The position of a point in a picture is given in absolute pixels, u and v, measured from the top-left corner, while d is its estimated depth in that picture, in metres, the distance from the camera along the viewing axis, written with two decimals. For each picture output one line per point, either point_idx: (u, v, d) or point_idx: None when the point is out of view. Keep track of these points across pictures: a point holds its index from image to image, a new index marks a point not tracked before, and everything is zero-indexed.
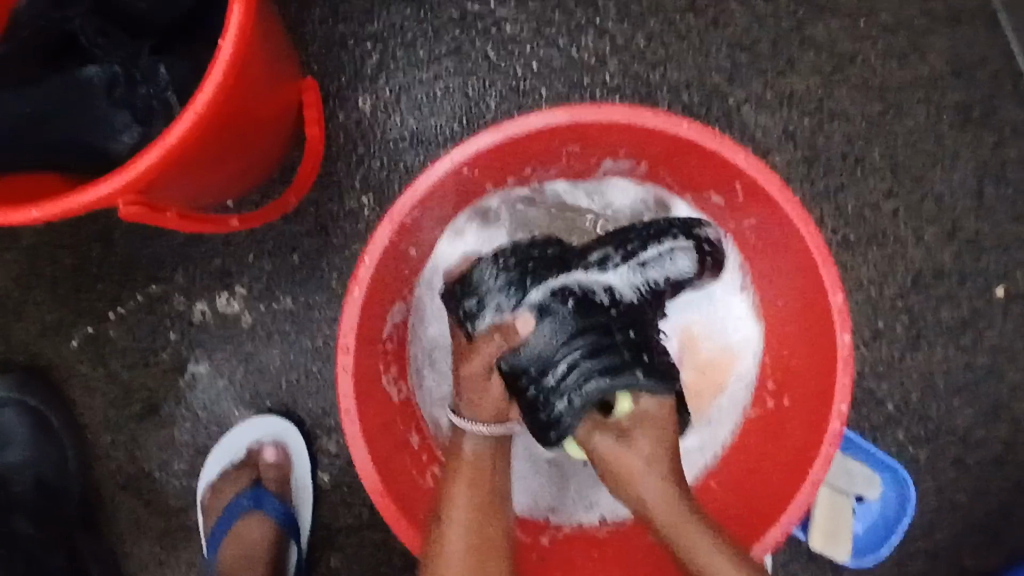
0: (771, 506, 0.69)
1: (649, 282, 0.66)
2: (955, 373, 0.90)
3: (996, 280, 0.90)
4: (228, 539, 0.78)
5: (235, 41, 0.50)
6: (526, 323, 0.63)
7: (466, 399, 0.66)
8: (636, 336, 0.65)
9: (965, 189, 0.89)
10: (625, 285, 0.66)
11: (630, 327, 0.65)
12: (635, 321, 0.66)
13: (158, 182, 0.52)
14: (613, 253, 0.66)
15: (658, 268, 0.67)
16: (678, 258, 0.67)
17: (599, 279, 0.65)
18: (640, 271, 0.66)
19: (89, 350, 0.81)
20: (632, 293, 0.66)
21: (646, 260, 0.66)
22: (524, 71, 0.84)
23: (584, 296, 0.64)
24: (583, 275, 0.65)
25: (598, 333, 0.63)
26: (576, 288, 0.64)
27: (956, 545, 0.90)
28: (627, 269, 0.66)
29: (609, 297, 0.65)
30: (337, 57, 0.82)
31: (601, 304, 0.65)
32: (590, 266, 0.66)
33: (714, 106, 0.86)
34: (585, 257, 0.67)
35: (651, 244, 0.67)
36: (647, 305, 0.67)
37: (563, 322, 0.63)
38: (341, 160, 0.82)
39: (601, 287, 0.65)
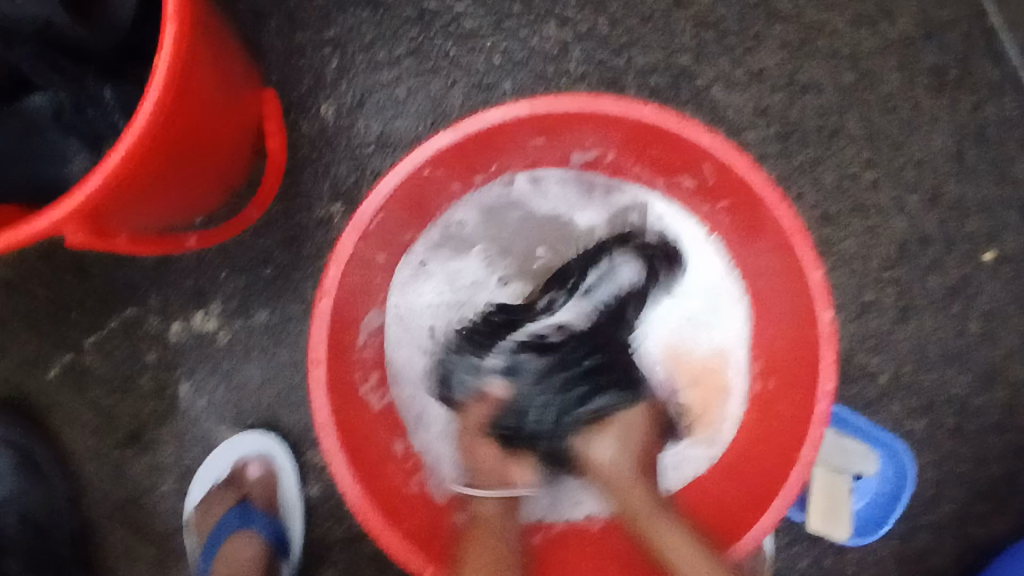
0: (762, 490, 0.67)
1: (596, 305, 0.77)
2: (948, 341, 0.88)
3: (983, 244, 0.88)
4: (217, 560, 0.77)
5: (170, 58, 0.49)
6: (498, 386, 0.73)
7: (467, 466, 0.73)
8: (596, 360, 0.73)
9: (944, 155, 0.88)
10: (576, 318, 0.76)
11: (586, 356, 0.73)
12: (592, 346, 0.74)
13: (107, 209, 0.52)
14: (559, 294, 0.77)
15: (606, 284, 0.77)
16: (620, 271, 0.78)
17: (552, 321, 0.76)
18: (585, 299, 0.77)
19: (67, 379, 0.80)
20: (584, 322, 0.76)
21: (588, 286, 0.77)
22: (486, 65, 0.82)
23: (537, 342, 0.75)
24: (539, 325, 0.76)
25: (560, 370, 0.73)
26: (528, 337, 0.75)
27: (960, 516, 0.88)
28: (574, 303, 0.76)
29: (564, 333, 0.75)
30: (295, 67, 0.81)
31: (556, 342, 0.75)
32: (540, 313, 0.77)
33: (682, 88, 0.84)
34: (533, 305, 0.78)
35: (590, 271, 0.77)
36: (597, 329, 0.76)
37: (531, 374, 0.73)
38: (307, 170, 0.81)
39: (553, 328, 0.76)
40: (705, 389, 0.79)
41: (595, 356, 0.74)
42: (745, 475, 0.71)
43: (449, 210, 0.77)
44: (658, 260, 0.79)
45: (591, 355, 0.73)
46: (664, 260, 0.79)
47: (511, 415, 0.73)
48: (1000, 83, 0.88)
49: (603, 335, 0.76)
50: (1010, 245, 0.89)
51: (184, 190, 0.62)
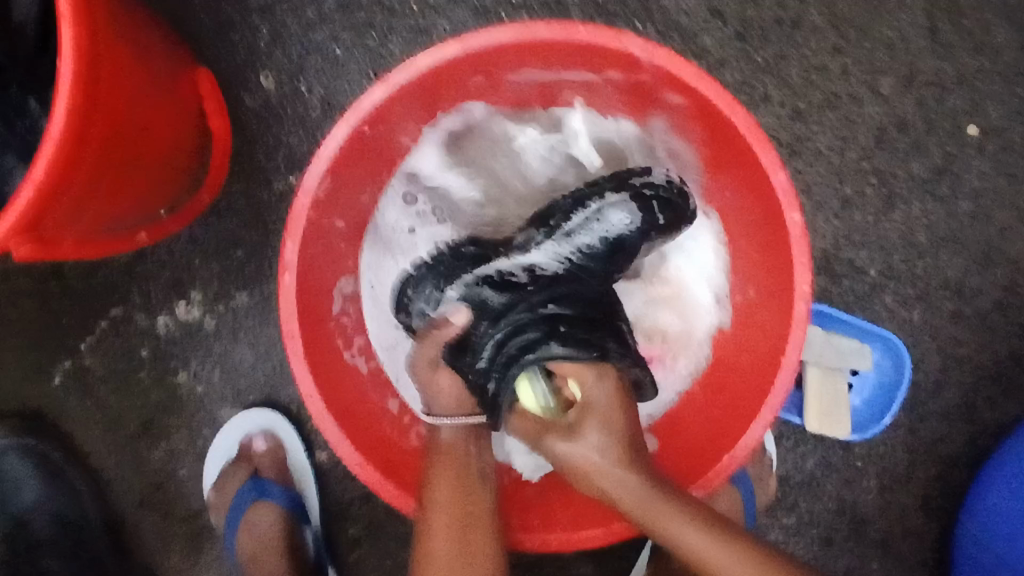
0: (755, 396, 0.67)
1: (577, 251, 0.66)
2: (937, 224, 0.85)
3: (966, 119, 0.85)
4: (241, 532, 0.80)
5: (75, 61, 0.49)
6: (459, 314, 0.67)
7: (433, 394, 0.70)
8: (560, 310, 0.65)
9: (914, 31, 0.84)
10: (549, 261, 0.66)
11: (549, 301, 0.65)
12: (553, 295, 0.65)
13: (48, 220, 0.52)
14: (537, 235, 0.68)
15: (591, 228, 0.66)
16: (608, 215, 0.67)
17: (522, 259, 0.67)
18: (565, 242, 0.66)
19: (70, 383, 0.83)
20: (555, 267, 0.66)
21: (571, 229, 0.67)
22: (420, 9, 0.80)
23: (501, 279, 0.67)
24: (506, 263, 0.67)
25: (518, 311, 0.65)
26: (493, 273, 0.67)
27: (971, 399, 0.86)
28: (551, 243, 0.66)
29: (530, 276, 0.66)
30: (229, 41, 0.79)
31: (519, 284, 0.66)
32: (513, 250, 0.68)
33: (629, 2, 0.81)
34: (510, 243, 0.69)
35: (575, 213, 0.67)
36: (573, 279, 0.66)
37: (489, 310, 0.66)
38: (260, 146, 0.80)
39: (522, 268, 0.67)
40: (679, 314, 0.79)
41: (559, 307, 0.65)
42: (733, 389, 0.72)
43: (412, 158, 0.76)
44: (654, 204, 0.68)
45: (557, 304, 0.65)
46: (666, 203, 0.69)
47: (466, 352, 0.67)
48: None
49: (582, 286, 0.67)
50: (994, 116, 0.85)
51: (131, 188, 0.63)
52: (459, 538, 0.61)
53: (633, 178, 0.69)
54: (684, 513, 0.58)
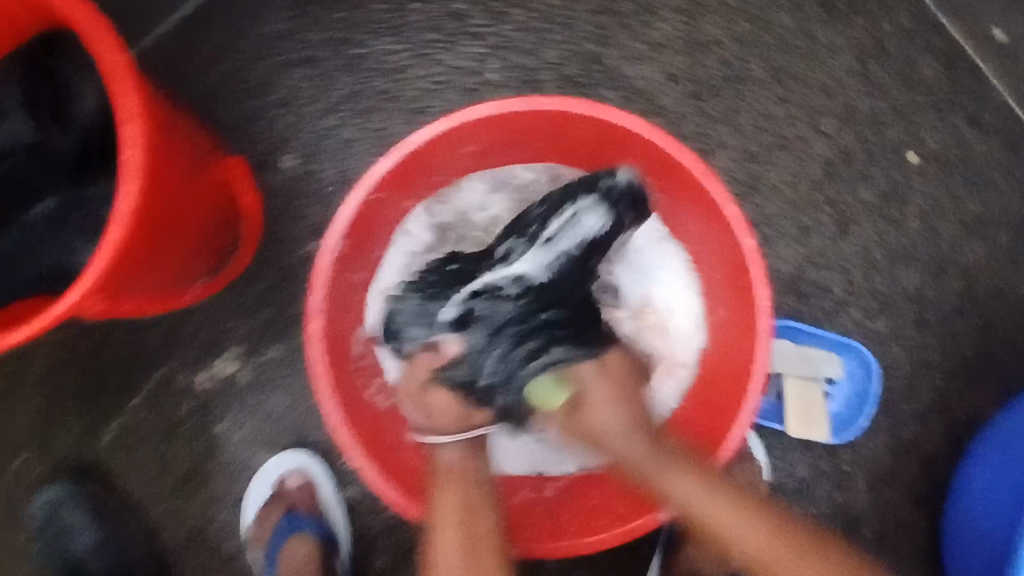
0: (731, 400, 0.77)
1: (559, 257, 0.75)
2: (890, 242, 0.95)
3: (905, 148, 0.95)
4: (280, 564, 0.87)
5: (140, 149, 0.60)
6: (452, 344, 0.75)
7: (430, 410, 0.76)
8: (549, 316, 0.75)
9: (847, 77, 0.95)
10: (534, 270, 0.75)
11: (543, 309, 0.75)
12: (541, 304, 0.75)
13: (113, 283, 0.63)
14: (518, 244, 0.77)
15: (571, 234, 0.75)
16: (585, 220, 0.75)
17: (510, 271, 0.76)
18: (548, 248, 0.75)
19: (121, 439, 0.92)
20: (541, 275, 0.75)
21: (552, 237, 0.76)
22: (417, 92, 0.93)
23: (490, 294, 0.75)
24: (494, 277, 0.76)
25: (513, 325, 0.74)
26: (482, 289, 0.75)
27: (940, 399, 0.94)
28: (534, 253, 0.76)
29: (519, 286, 0.75)
30: (255, 131, 0.92)
31: (510, 297, 0.75)
32: (498, 263, 0.77)
33: (594, 71, 0.94)
34: (495, 255, 0.78)
35: (553, 219, 0.76)
36: (557, 284, 0.76)
37: (484, 326, 0.75)
38: (284, 217, 0.92)
39: (510, 280, 0.75)
40: (666, 339, 0.88)
41: (551, 310, 0.75)
42: (715, 395, 0.81)
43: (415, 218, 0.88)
44: (625, 202, 0.76)
45: (545, 310, 0.75)
46: (635, 199, 0.76)
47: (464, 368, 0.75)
48: None
49: (565, 286, 0.76)
50: (929, 144, 0.95)
51: (179, 255, 0.74)
52: (466, 552, 0.68)
53: (602, 179, 0.76)
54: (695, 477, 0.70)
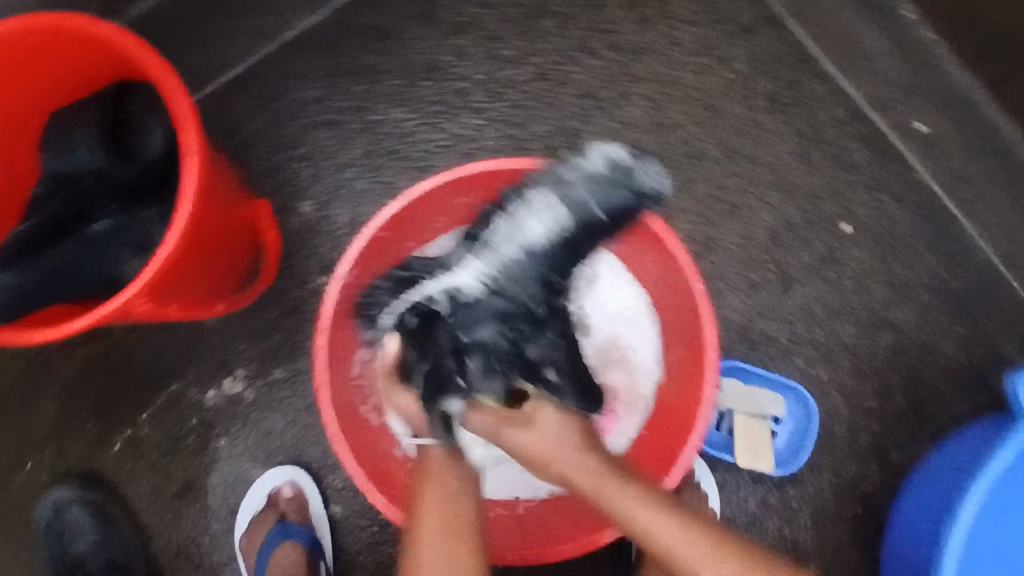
0: (684, 426, 0.87)
1: (495, 264, 0.83)
2: (830, 300, 1.08)
3: (841, 220, 1.10)
4: (269, 568, 0.96)
5: (196, 174, 0.73)
6: (393, 348, 0.89)
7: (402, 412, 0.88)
8: (486, 330, 0.83)
9: (791, 159, 1.12)
10: (471, 281, 0.84)
11: (490, 309, 0.83)
12: (478, 315, 0.83)
13: (160, 287, 0.75)
14: (466, 252, 0.85)
15: (514, 239, 0.82)
16: (532, 217, 0.81)
17: (451, 281, 0.84)
18: (489, 257, 0.83)
19: (130, 449, 1.00)
20: (477, 286, 0.83)
21: (494, 244, 0.83)
22: (423, 153, 1.08)
23: (428, 306, 0.85)
24: (434, 286, 0.85)
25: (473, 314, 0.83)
26: (426, 299, 0.85)
27: (878, 444, 1.05)
28: (475, 262, 0.84)
29: (461, 297, 0.84)
30: (279, 180, 1.07)
31: (444, 308, 0.84)
32: (447, 270, 0.86)
33: (575, 144, 1.10)
34: (448, 264, 0.87)
35: (496, 225, 0.83)
36: (493, 294, 0.83)
37: (430, 333, 0.84)
38: (299, 254, 1.04)
39: (451, 289, 0.84)
40: (627, 374, 1.00)
41: (500, 298, 0.83)
42: (670, 423, 0.92)
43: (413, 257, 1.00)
44: (592, 186, 0.81)
45: (493, 306, 0.83)
46: (598, 180, 0.81)
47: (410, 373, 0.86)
48: (826, 94, 1.13)
49: (503, 292, 0.83)
50: (862, 217, 1.11)
51: (211, 273, 0.86)
52: (448, 545, 0.75)
53: (570, 169, 0.82)
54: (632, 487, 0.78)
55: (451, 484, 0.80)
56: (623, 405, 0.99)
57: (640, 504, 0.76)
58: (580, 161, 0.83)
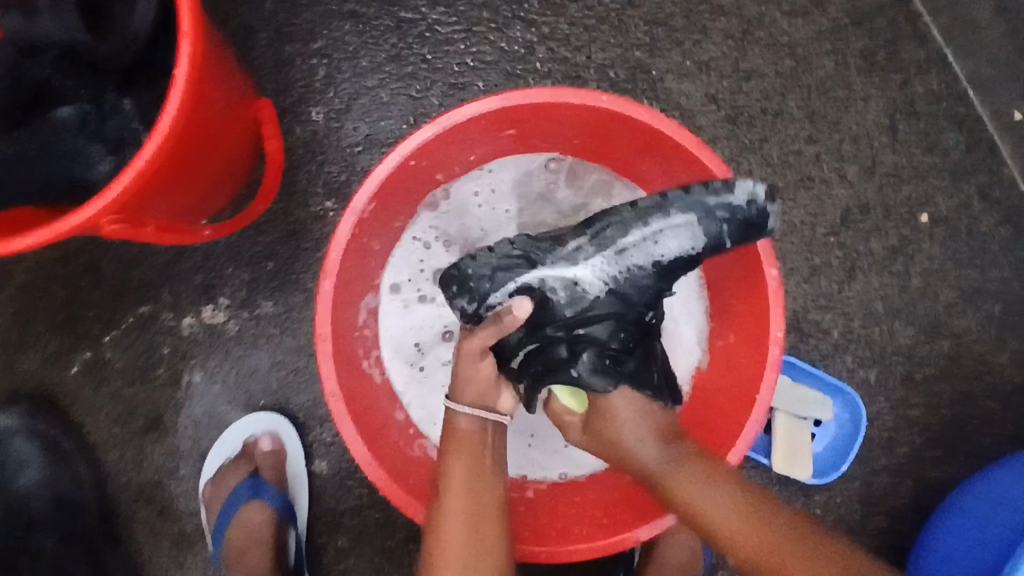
0: (733, 426, 0.77)
1: (624, 270, 0.70)
2: (892, 297, 0.97)
3: (920, 209, 0.98)
4: (231, 528, 0.84)
5: (189, 65, 0.58)
6: (522, 308, 0.71)
7: (467, 391, 0.75)
8: (603, 333, 0.73)
9: (877, 130, 0.98)
10: (595, 279, 0.71)
11: (606, 318, 0.72)
12: (594, 317, 0.72)
13: (134, 204, 0.60)
14: (589, 244, 0.70)
15: (642, 253, 0.70)
16: (664, 240, 0.69)
17: (569, 272, 0.70)
18: (615, 260, 0.70)
19: (89, 373, 0.87)
20: (600, 284, 0.71)
21: (625, 247, 0.70)
22: (460, 67, 0.91)
23: (541, 292, 0.71)
24: (554, 271, 0.70)
25: (614, 318, 0.73)
26: (537, 284, 0.71)
27: (914, 457, 0.97)
28: (601, 261, 0.70)
29: (573, 292, 0.71)
30: (286, 77, 0.89)
31: (559, 300, 0.71)
32: (562, 256, 0.71)
33: (638, 80, 0.94)
34: (559, 245, 0.71)
35: (634, 230, 0.69)
36: (615, 298, 0.72)
37: (562, 322, 0.73)
38: (303, 170, 0.89)
39: (569, 283, 0.71)
40: (665, 346, 0.88)
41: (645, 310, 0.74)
42: (711, 418, 0.82)
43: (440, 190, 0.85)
44: (725, 225, 0.68)
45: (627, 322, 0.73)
46: (741, 223, 0.69)
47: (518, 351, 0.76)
48: (927, 60, 0.98)
49: (625, 297, 0.72)
50: (943, 207, 0.98)
51: (198, 189, 0.71)
52: (472, 530, 0.69)
53: (706, 194, 0.68)
54: (722, 497, 0.69)
55: (479, 454, 0.73)
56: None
57: (729, 515, 0.68)
58: (724, 188, 0.69)
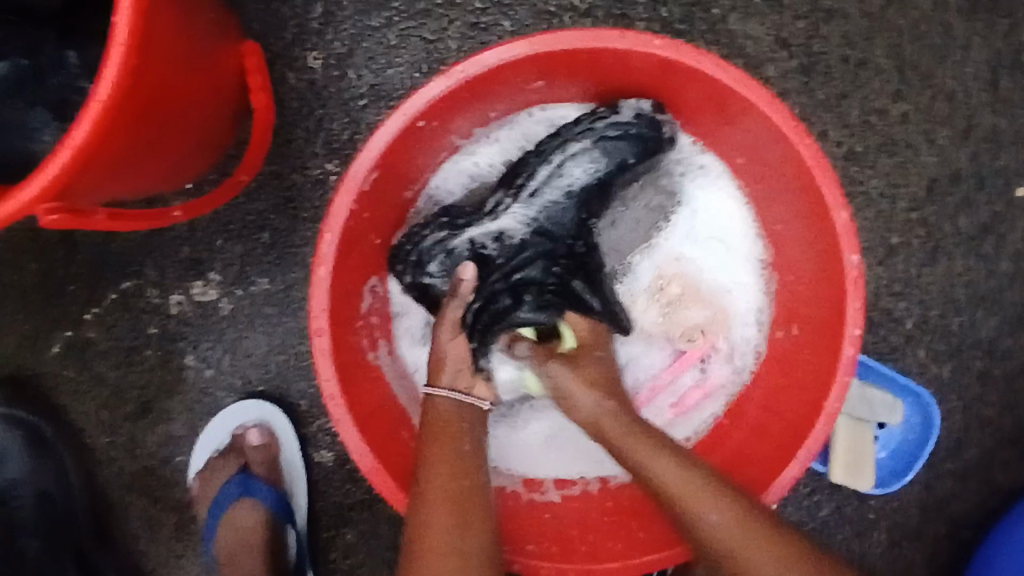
0: (788, 440, 0.65)
1: (544, 210, 0.68)
2: (978, 283, 0.83)
3: (1018, 180, 0.83)
4: (222, 529, 0.78)
5: (131, 12, 0.46)
6: (466, 271, 0.66)
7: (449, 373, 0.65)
8: (538, 271, 0.67)
9: (976, 85, 0.82)
10: (517, 224, 0.68)
11: (536, 257, 0.68)
12: (524, 256, 0.68)
13: (78, 187, 0.50)
14: (505, 196, 0.69)
15: (559, 185, 0.68)
16: (569, 169, 0.68)
17: (492, 227, 0.68)
18: (531, 203, 0.68)
19: (71, 355, 0.79)
20: (523, 229, 0.68)
21: (537, 187, 0.68)
22: (483, 4, 0.77)
23: (474, 254, 0.68)
24: (478, 230, 0.68)
25: (542, 245, 0.68)
26: (467, 246, 0.68)
27: (986, 463, 0.84)
28: (519, 207, 0.68)
29: (501, 244, 0.68)
30: (279, 15, 0.76)
31: (492, 255, 0.68)
32: (485, 216, 0.69)
33: (695, 21, 0.79)
34: (480, 206, 0.70)
35: (539, 169, 0.68)
36: (541, 236, 0.68)
37: (499, 268, 0.67)
38: (300, 126, 0.77)
39: (492, 237, 0.68)
40: (709, 313, 0.74)
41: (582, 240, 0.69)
42: (760, 422, 0.70)
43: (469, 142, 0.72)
44: (623, 142, 0.68)
45: (559, 261, 0.68)
46: (634, 140, 0.67)
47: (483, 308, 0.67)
48: None
49: (550, 233, 0.68)
50: None
51: (165, 156, 0.61)
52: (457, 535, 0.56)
53: (595, 120, 0.68)
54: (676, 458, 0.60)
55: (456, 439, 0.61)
56: (704, 348, 0.75)
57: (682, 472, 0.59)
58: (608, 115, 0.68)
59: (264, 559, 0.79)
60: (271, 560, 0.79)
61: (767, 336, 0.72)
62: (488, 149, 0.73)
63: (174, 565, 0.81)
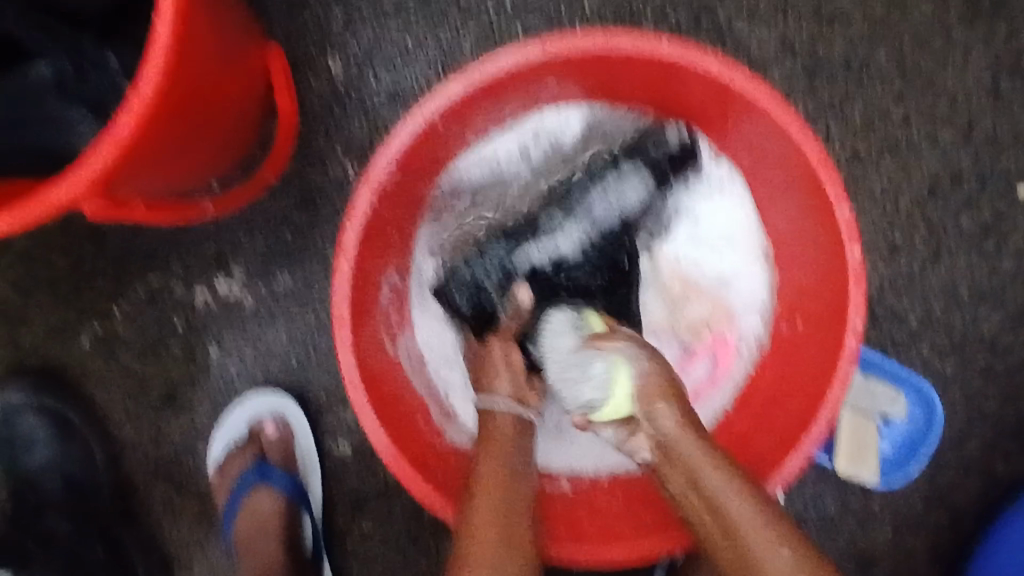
0: (792, 428, 0.67)
1: (597, 228, 0.70)
2: (979, 279, 0.85)
3: (1019, 178, 0.85)
4: (240, 515, 0.81)
5: (172, 16, 0.50)
6: (524, 292, 0.68)
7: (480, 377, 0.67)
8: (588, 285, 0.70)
9: (977, 86, 0.84)
10: (573, 245, 0.69)
11: (586, 278, 0.70)
12: (576, 274, 0.69)
13: (119, 181, 0.54)
14: (558, 212, 0.70)
15: (613, 206, 0.70)
16: (626, 190, 0.70)
17: (548, 247, 0.69)
18: (587, 222, 0.70)
19: (98, 346, 0.82)
20: (578, 250, 0.69)
21: (594, 210, 0.70)
22: (497, 9, 0.80)
23: (528, 271, 0.69)
24: (536, 252, 0.69)
25: (597, 259, 0.70)
26: (523, 265, 0.69)
27: (988, 456, 0.86)
28: (575, 226, 0.69)
29: (558, 264, 0.69)
30: (300, 20, 0.79)
31: (544, 272, 0.69)
32: (540, 233, 0.70)
33: (702, 25, 0.82)
34: (532, 222, 0.70)
35: (593, 189, 0.70)
36: (595, 253, 0.70)
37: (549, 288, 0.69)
38: (320, 127, 0.80)
39: (547, 256, 0.69)
40: (711, 307, 0.77)
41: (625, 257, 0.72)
42: (763, 411, 0.72)
43: (484, 143, 0.75)
44: (665, 165, 0.72)
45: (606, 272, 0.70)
46: (675, 164, 0.73)
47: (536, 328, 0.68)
48: None
49: (601, 251, 0.70)
50: None
51: (197, 153, 0.64)
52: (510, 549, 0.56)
53: (642, 142, 0.72)
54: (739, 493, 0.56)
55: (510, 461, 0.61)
56: (708, 345, 0.78)
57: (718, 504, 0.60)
58: (655, 136, 0.72)
59: (280, 545, 0.81)
60: (288, 546, 0.81)
61: (771, 329, 0.75)
62: (506, 146, 0.76)
63: (195, 552, 0.83)
